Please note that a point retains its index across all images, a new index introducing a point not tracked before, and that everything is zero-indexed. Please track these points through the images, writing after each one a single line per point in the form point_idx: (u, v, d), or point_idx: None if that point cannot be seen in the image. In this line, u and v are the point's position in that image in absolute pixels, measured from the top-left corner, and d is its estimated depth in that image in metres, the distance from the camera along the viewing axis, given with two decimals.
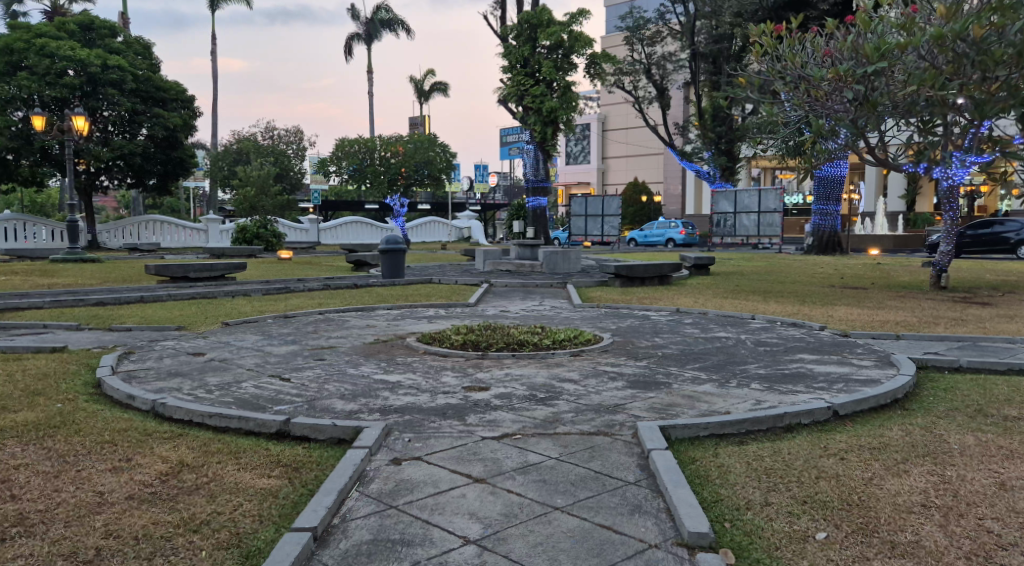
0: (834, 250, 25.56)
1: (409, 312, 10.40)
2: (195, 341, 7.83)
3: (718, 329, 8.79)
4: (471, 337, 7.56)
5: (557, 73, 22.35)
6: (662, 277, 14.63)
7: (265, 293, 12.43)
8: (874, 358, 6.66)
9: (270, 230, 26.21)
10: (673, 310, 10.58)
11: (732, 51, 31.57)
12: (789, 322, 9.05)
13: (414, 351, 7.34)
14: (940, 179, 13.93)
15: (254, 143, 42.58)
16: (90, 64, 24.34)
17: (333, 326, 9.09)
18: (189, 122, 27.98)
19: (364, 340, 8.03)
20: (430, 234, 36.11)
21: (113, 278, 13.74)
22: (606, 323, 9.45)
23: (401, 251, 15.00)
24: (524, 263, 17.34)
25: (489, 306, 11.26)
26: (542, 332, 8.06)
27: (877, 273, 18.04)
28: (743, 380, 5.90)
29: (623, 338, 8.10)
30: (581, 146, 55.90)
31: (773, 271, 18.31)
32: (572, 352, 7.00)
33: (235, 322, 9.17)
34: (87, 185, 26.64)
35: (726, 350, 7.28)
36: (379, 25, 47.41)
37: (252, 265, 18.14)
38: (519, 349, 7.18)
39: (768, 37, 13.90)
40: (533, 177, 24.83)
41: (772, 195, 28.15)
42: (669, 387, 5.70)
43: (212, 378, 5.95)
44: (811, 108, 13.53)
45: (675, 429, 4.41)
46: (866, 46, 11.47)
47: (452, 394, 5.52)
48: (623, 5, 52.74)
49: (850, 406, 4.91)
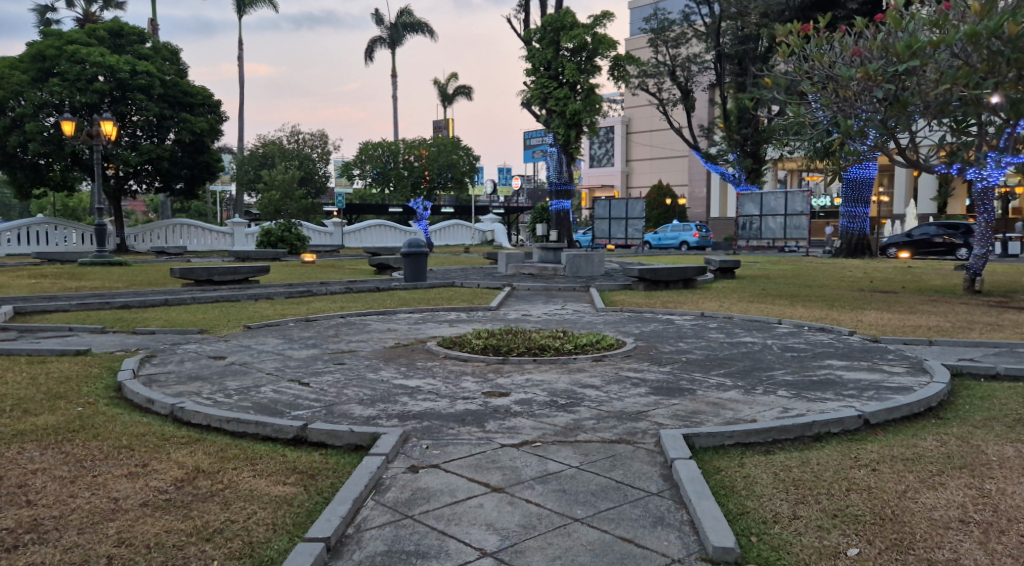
0: (863, 253, 25.19)
1: (430, 315, 10.33)
2: (216, 345, 7.84)
3: (743, 334, 8.62)
4: (493, 341, 7.48)
5: (580, 75, 22.25)
6: (687, 280, 14.44)
7: (288, 296, 12.46)
8: (906, 365, 6.48)
9: (294, 234, 26.42)
10: (698, 314, 10.42)
11: (757, 52, 31.22)
12: (817, 326, 8.87)
13: (435, 355, 7.27)
14: (973, 181, 13.62)
15: (279, 147, 42.98)
16: (119, 70, 24.79)
17: (354, 330, 9.05)
18: (216, 127, 28.26)
19: (384, 344, 7.98)
20: (454, 237, 36.17)
21: (139, 281, 13.85)
22: (629, 327, 9.32)
23: (424, 255, 14.98)
24: (547, 266, 17.23)
25: (511, 310, 11.18)
26: (563, 336, 7.95)
27: (909, 276, 17.68)
28: (770, 386, 5.75)
29: (647, 342, 7.97)
30: (604, 148, 55.70)
31: (800, 275, 18.03)
32: (594, 357, 6.89)
33: (257, 325, 9.16)
34: (116, 189, 26.94)
35: (752, 356, 7.13)
36: (403, 29, 47.57)
37: (276, 268, 18.24)
38: (540, 354, 7.09)
39: (795, 36, 13.67)
40: (556, 180, 24.76)
41: (798, 197, 27.81)
42: (693, 393, 5.57)
43: (231, 382, 5.92)
44: (839, 108, 13.29)
45: (699, 437, 4.29)
46: (898, 44, 11.23)
47: (472, 399, 5.44)
48: (648, 7, 52.55)
49: (882, 415, 4.76)
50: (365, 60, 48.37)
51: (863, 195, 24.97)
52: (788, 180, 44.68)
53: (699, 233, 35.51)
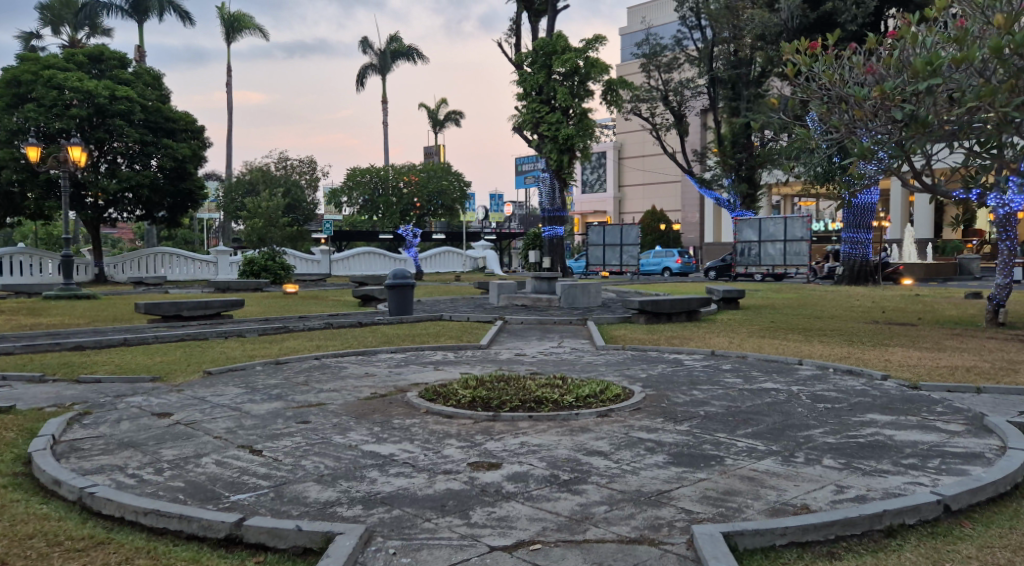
0: (866, 280, 24.39)
1: (414, 357, 9.37)
2: (166, 397, 6.87)
3: (763, 378, 7.71)
4: (482, 392, 6.54)
5: (572, 100, 21.60)
6: (690, 312, 13.61)
7: (261, 334, 11.52)
8: (963, 422, 5.56)
9: (278, 263, 25.57)
10: (708, 352, 9.52)
11: (751, 76, 30.69)
12: (844, 369, 8.00)
13: (415, 410, 6.29)
14: (994, 206, 12.83)
15: (266, 173, 41.99)
16: (98, 95, 23.92)
17: (327, 375, 8.11)
18: (199, 153, 27.43)
19: (359, 395, 7.01)
20: (445, 265, 35.29)
21: (102, 318, 12.82)
22: (633, 369, 8.41)
23: (410, 287, 14.02)
24: (541, 297, 16.34)
25: (503, 348, 10.24)
26: (562, 384, 6.98)
27: (920, 306, 16.91)
28: (812, 453, 4.81)
29: (656, 390, 7.04)
30: (596, 174, 55.15)
31: (805, 304, 17.20)
32: (599, 413, 5.98)
33: (219, 371, 8.19)
34: (95, 218, 26.00)
35: (779, 409, 6.19)
36: (391, 56, 47.09)
37: (254, 300, 17.26)
38: (536, 410, 6.11)
39: (801, 55, 12.76)
40: (549, 207, 24.09)
41: (798, 223, 26.86)
42: (723, 464, 4.63)
43: (168, 450, 4.94)
44: (851, 130, 12.43)
45: (744, 536, 3.36)
46: (915, 62, 10.38)
47: (457, 475, 4.48)
48: (639, 33, 52.48)
49: (964, 498, 3.84)
50: (355, 86, 47.81)
51: (866, 220, 23.97)
52: (782, 206, 44.29)
53: (682, 259, 34.83)
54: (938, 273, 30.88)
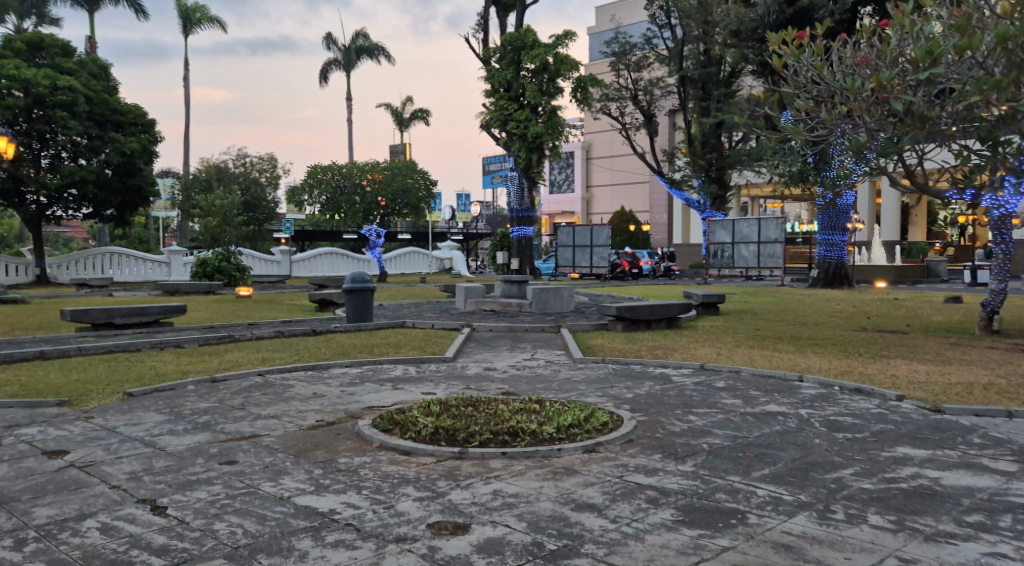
0: (842, 283, 23.82)
1: (371, 373, 8.32)
2: (69, 428, 5.79)
3: (764, 399, 6.82)
4: (446, 421, 5.54)
5: (541, 97, 20.76)
6: (670, 318, 12.77)
7: (202, 345, 10.39)
8: (1016, 460, 4.69)
9: (233, 263, 24.13)
10: (697, 367, 8.64)
11: (721, 76, 30.11)
12: (852, 388, 7.14)
13: (367, 445, 5.27)
14: (989, 207, 12.08)
15: (223, 170, 40.39)
16: (37, 85, 22.43)
17: (269, 396, 7.06)
18: (150, 148, 25.98)
19: (302, 423, 5.98)
20: (410, 265, 34.22)
21: (25, 326, 11.59)
22: (618, 388, 7.48)
23: (370, 291, 12.93)
24: (511, 302, 15.37)
25: (470, 361, 9.25)
26: (540, 410, 6.01)
27: (902, 310, 16.30)
28: (852, 505, 3.90)
29: (649, 416, 6.11)
30: (564, 174, 54.46)
31: (787, 309, 16.50)
32: (584, 449, 5.06)
33: (142, 392, 7.11)
34: (36, 216, 24.44)
35: (794, 441, 5.30)
36: (357, 52, 45.81)
37: (202, 305, 16.07)
38: (511, 445, 5.14)
39: (790, 45, 11.80)
40: (517, 207, 23.20)
41: (772, 224, 26.49)
42: (747, 523, 3.70)
43: (45, 511, 3.89)
44: (843, 126, 11.50)
45: None
46: (916, 48, 9.41)
47: (412, 546, 3.48)
48: (608, 32, 51.91)
49: None
50: (318, 82, 46.47)
51: (841, 222, 23.62)
52: (750, 207, 43.98)
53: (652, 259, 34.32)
54: (907, 276, 30.58)
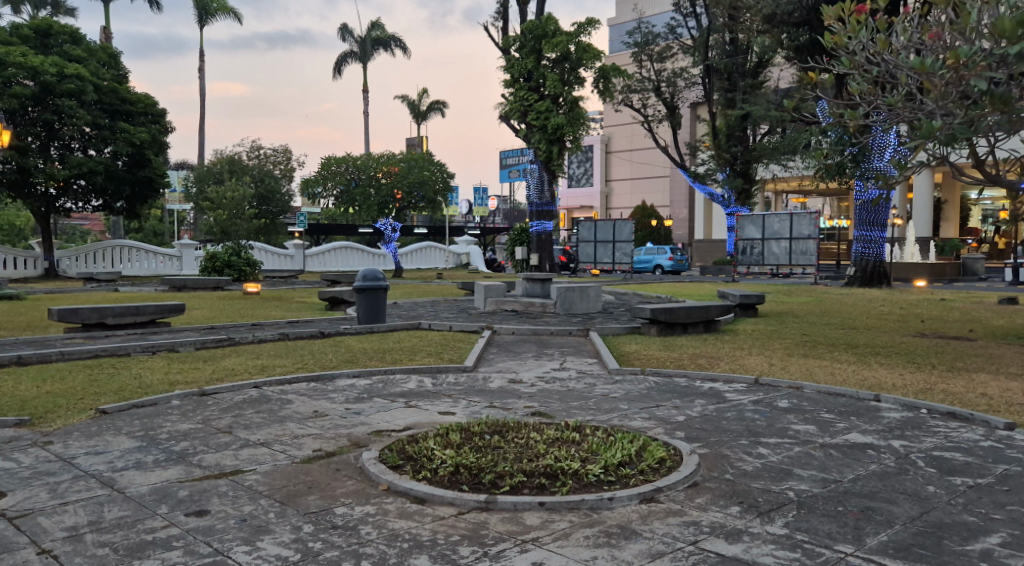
0: (880, 282, 22.55)
1: (382, 386, 7.34)
2: (17, 458, 4.84)
3: (844, 426, 5.74)
4: (468, 456, 4.53)
5: (563, 87, 19.63)
6: (708, 321, 11.71)
7: (198, 350, 9.46)
8: None
9: (243, 258, 23.26)
10: (751, 381, 7.56)
11: (748, 67, 28.87)
12: (944, 411, 6.07)
13: (371, 488, 4.27)
14: None
15: (236, 162, 39.59)
16: (44, 72, 21.65)
17: (263, 416, 6.07)
18: (160, 139, 25.07)
19: (296, 454, 4.99)
20: (427, 260, 33.43)
21: (11, 327, 10.73)
22: (665, 408, 6.43)
23: (382, 290, 11.94)
24: (534, 302, 14.31)
25: (492, 371, 8.24)
26: (580, 441, 4.99)
27: (953, 312, 15.13)
28: None
29: (711, 449, 5.06)
30: (583, 167, 53.25)
31: (829, 311, 15.36)
32: (641, 497, 4.05)
33: (118, 408, 6.18)
34: (45, 208, 23.68)
35: (901, 488, 4.24)
36: (373, 43, 44.79)
37: (207, 302, 15.18)
38: (549, 491, 4.11)
39: (846, 19, 10.56)
40: (537, 201, 22.20)
41: (805, 219, 25.18)
42: None
43: None
44: (908, 112, 10.24)
45: None
46: (1003, 18, 8.22)
47: None
48: (630, 23, 50.84)
49: None
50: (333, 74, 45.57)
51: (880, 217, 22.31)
52: (775, 202, 42.69)
53: (674, 256, 33.22)
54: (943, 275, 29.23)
